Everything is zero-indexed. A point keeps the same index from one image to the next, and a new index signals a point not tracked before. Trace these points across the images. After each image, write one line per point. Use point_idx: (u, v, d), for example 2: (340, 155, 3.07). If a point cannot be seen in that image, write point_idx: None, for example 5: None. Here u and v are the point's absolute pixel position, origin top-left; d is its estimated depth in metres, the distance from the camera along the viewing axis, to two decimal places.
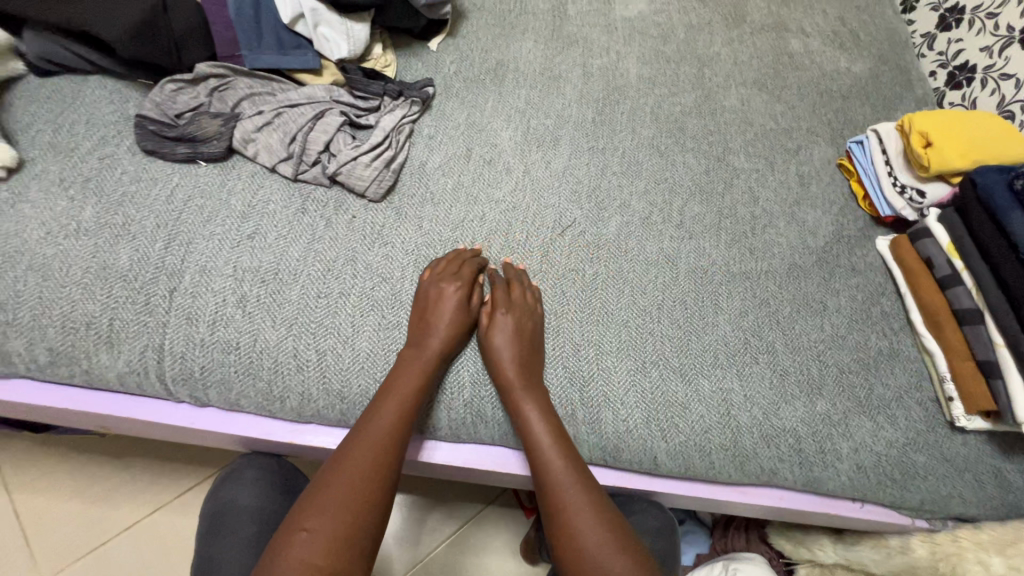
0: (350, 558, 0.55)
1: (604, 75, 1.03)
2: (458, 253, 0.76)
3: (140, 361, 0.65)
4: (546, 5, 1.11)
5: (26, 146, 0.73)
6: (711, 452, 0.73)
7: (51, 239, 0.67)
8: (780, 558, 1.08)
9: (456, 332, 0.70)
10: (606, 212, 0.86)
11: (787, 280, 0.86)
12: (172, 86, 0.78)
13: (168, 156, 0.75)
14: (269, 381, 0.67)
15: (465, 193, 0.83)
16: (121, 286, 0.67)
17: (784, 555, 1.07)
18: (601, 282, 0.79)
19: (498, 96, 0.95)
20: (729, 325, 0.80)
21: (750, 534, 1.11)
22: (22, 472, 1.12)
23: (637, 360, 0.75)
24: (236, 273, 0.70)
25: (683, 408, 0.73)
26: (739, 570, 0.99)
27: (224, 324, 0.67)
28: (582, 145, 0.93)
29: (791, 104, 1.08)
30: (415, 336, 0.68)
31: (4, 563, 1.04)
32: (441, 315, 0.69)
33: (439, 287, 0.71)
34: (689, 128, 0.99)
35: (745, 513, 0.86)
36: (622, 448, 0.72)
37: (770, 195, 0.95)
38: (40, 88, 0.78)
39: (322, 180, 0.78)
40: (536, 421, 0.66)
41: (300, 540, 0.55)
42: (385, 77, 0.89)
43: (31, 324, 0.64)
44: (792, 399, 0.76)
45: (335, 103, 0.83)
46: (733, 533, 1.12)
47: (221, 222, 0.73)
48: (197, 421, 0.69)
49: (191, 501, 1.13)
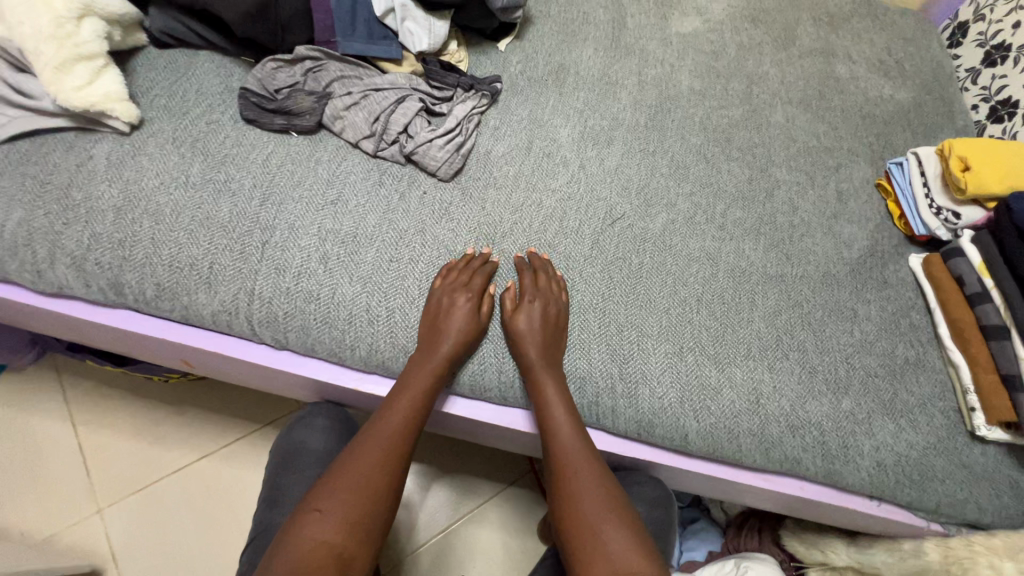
0: (364, 536, 0.63)
1: (657, 85, 1.09)
2: (468, 261, 0.79)
3: (233, 302, 0.73)
4: (606, 16, 1.18)
5: (145, 107, 0.82)
6: (740, 436, 0.78)
7: (165, 189, 0.76)
8: (790, 560, 1.11)
9: (467, 337, 0.74)
10: (654, 209, 0.92)
11: (821, 286, 0.91)
12: (273, 64, 0.87)
13: (266, 126, 0.84)
14: (343, 331, 0.74)
15: (525, 181, 0.90)
16: (222, 235, 0.75)
17: (796, 558, 1.10)
18: (645, 272, 0.85)
19: (559, 96, 1.02)
20: (763, 322, 0.85)
21: (765, 536, 1.13)
22: (85, 409, 1.20)
23: (676, 345, 0.80)
24: (320, 233, 0.78)
25: (716, 392, 0.79)
26: (751, 569, 1.02)
27: (308, 276, 0.75)
28: (634, 147, 0.99)
29: (834, 125, 1.14)
30: (427, 337, 0.73)
31: (67, 490, 1.13)
32: (453, 319, 0.74)
33: (451, 297, 0.75)
34: (735, 139, 1.05)
35: (762, 501, 0.90)
36: (657, 423, 0.77)
37: (809, 208, 1.00)
38: (158, 58, 0.88)
39: (399, 158, 0.86)
40: (549, 410, 0.72)
41: (318, 518, 0.62)
42: (459, 70, 0.97)
43: (143, 261, 0.72)
44: (819, 395, 0.81)
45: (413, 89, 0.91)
46: (747, 533, 1.16)
47: (309, 186, 0.81)
48: (275, 362, 0.76)
49: (237, 451, 1.21)
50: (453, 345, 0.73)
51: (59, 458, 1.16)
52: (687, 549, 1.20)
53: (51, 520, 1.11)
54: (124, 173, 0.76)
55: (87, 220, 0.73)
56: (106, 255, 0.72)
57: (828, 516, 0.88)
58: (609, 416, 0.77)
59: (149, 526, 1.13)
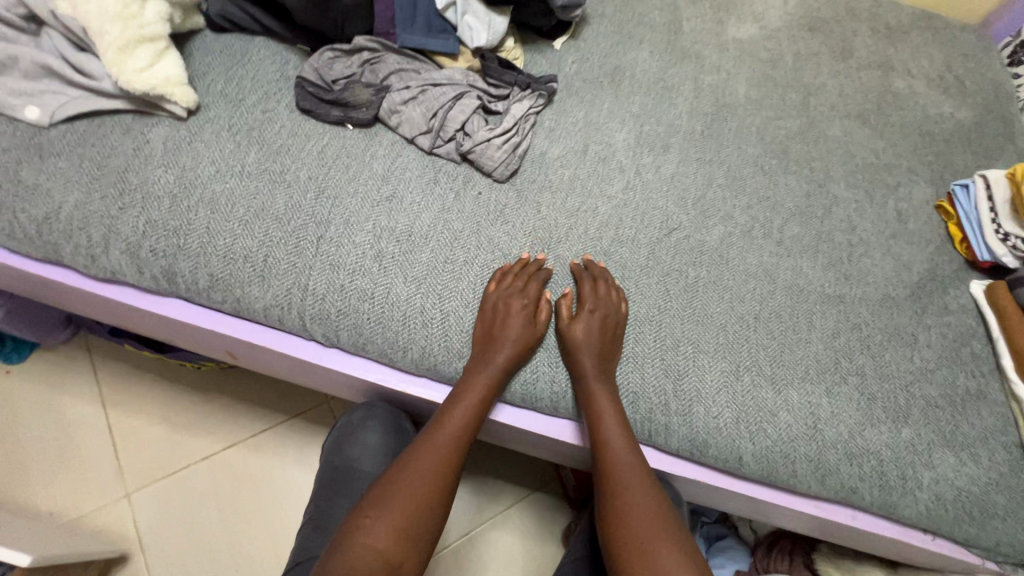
0: (415, 543, 0.62)
1: (714, 92, 1.06)
2: (526, 266, 0.78)
3: (286, 297, 0.72)
4: (662, 18, 1.14)
5: (202, 92, 0.81)
6: (795, 461, 0.75)
7: (221, 178, 0.75)
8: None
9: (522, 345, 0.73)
10: (711, 221, 0.90)
11: (880, 309, 0.88)
12: (330, 54, 0.85)
13: (322, 117, 0.82)
14: (396, 332, 0.72)
15: (580, 185, 0.88)
16: (277, 228, 0.73)
17: None
18: (702, 286, 0.83)
19: (614, 99, 0.99)
20: (822, 343, 0.83)
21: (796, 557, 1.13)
22: (116, 392, 1.20)
23: (733, 363, 0.78)
24: (375, 231, 0.76)
25: (772, 414, 0.76)
26: None
27: (363, 274, 0.73)
28: (691, 155, 0.96)
29: (893, 141, 1.10)
30: (480, 345, 0.72)
31: (97, 472, 1.13)
32: (508, 329, 0.72)
33: (507, 303, 0.73)
34: (793, 152, 1.02)
35: (795, 523, 0.88)
36: (711, 443, 0.75)
37: (868, 227, 0.97)
38: (214, 42, 0.86)
39: (455, 156, 0.84)
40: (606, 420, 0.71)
41: (374, 522, 0.62)
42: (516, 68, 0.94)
43: (197, 251, 0.71)
44: (878, 422, 0.78)
45: (471, 85, 0.88)
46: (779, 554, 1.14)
47: (364, 181, 0.79)
48: (324, 360, 0.75)
49: (265, 441, 1.20)
50: (507, 354, 0.71)
51: (89, 439, 1.15)
52: (713, 566, 1.18)
53: (80, 502, 1.11)
54: (180, 159, 0.75)
55: (142, 205, 0.71)
56: (160, 243, 0.71)
57: (866, 542, 0.86)
58: (662, 433, 0.75)
59: (176, 513, 1.13)
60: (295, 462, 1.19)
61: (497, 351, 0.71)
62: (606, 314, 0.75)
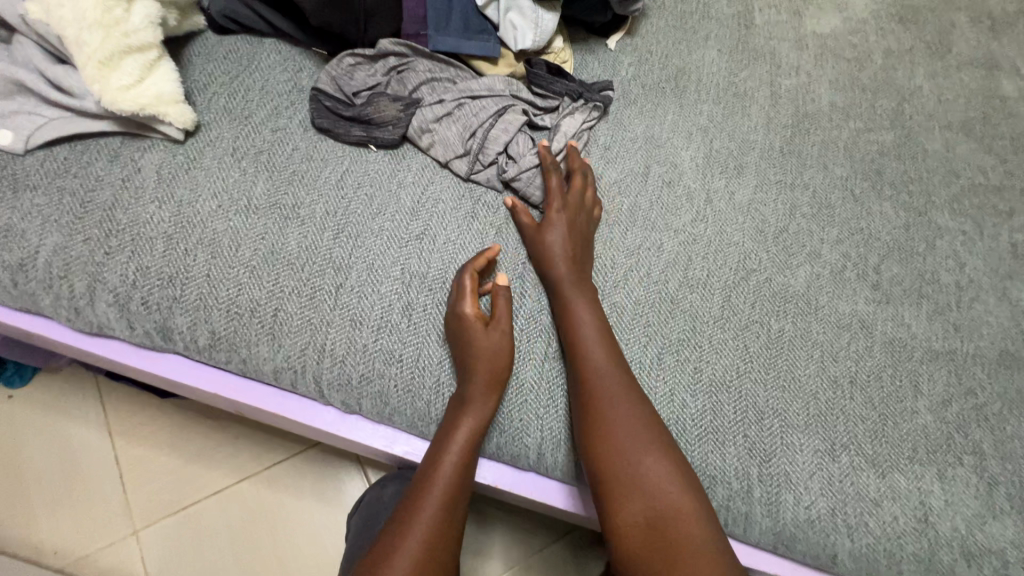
0: None
1: (793, 98, 0.91)
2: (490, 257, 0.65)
3: (299, 358, 0.61)
4: (731, 10, 0.98)
5: (202, 108, 0.69)
6: (902, 562, 0.63)
7: (224, 214, 0.64)
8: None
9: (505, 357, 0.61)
10: (795, 260, 0.76)
11: (998, 369, 0.74)
12: (351, 60, 0.73)
13: (341, 137, 0.70)
14: (429, 402, 0.61)
15: (642, 218, 0.75)
16: (289, 275, 0.62)
17: None
18: (787, 342, 0.70)
19: (679, 108, 0.85)
20: (930, 413, 0.69)
21: None
22: (123, 419, 1.11)
23: (826, 440, 0.66)
24: (403, 277, 0.64)
25: (874, 504, 0.64)
26: None
27: (389, 332, 0.62)
28: (770, 177, 0.82)
29: (1006, 156, 0.93)
30: (462, 361, 0.60)
31: (103, 508, 1.05)
32: (492, 340, 0.61)
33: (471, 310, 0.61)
34: (888, 173, 0.87)
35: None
36: (800, 538, 0.63)
37: (979, 264, 0.81)
38: (217, 46, 0.74)
39: (496, 185, 0.71)
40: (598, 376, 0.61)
41: None
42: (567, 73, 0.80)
43: (196, 303, 0.60)
44: (1002, 514, 0.65)
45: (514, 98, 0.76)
46: None
47: (391, 216, 0.67)
48: (344, 429, 0.64)
49: (279, 475, 1.11)
50: (497, 369, 0.60)
51: (94, 471, 1.08)
52: None
53: (86, 539, 1.03)
54: (175, 191, 0.64)
55: (132, 249, 0.61)
56: (154, 294, 0.60)
57: None
58: (741, 523, 0.64)
59: (187, 553, 1.04)
60: (313, 497, 1.10)
61: (484, 369, 0.59)
62: (578, 229, 0.69)
